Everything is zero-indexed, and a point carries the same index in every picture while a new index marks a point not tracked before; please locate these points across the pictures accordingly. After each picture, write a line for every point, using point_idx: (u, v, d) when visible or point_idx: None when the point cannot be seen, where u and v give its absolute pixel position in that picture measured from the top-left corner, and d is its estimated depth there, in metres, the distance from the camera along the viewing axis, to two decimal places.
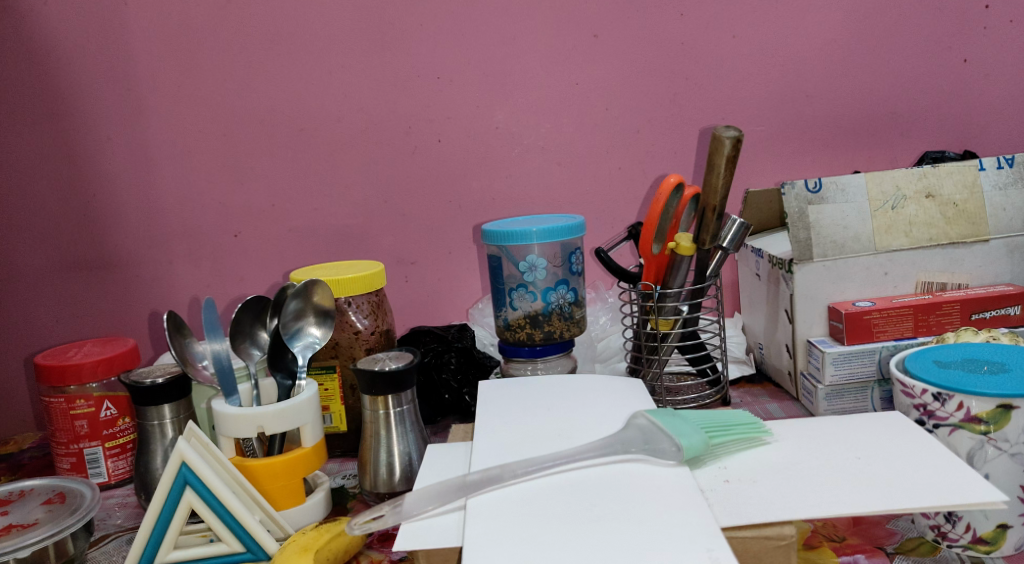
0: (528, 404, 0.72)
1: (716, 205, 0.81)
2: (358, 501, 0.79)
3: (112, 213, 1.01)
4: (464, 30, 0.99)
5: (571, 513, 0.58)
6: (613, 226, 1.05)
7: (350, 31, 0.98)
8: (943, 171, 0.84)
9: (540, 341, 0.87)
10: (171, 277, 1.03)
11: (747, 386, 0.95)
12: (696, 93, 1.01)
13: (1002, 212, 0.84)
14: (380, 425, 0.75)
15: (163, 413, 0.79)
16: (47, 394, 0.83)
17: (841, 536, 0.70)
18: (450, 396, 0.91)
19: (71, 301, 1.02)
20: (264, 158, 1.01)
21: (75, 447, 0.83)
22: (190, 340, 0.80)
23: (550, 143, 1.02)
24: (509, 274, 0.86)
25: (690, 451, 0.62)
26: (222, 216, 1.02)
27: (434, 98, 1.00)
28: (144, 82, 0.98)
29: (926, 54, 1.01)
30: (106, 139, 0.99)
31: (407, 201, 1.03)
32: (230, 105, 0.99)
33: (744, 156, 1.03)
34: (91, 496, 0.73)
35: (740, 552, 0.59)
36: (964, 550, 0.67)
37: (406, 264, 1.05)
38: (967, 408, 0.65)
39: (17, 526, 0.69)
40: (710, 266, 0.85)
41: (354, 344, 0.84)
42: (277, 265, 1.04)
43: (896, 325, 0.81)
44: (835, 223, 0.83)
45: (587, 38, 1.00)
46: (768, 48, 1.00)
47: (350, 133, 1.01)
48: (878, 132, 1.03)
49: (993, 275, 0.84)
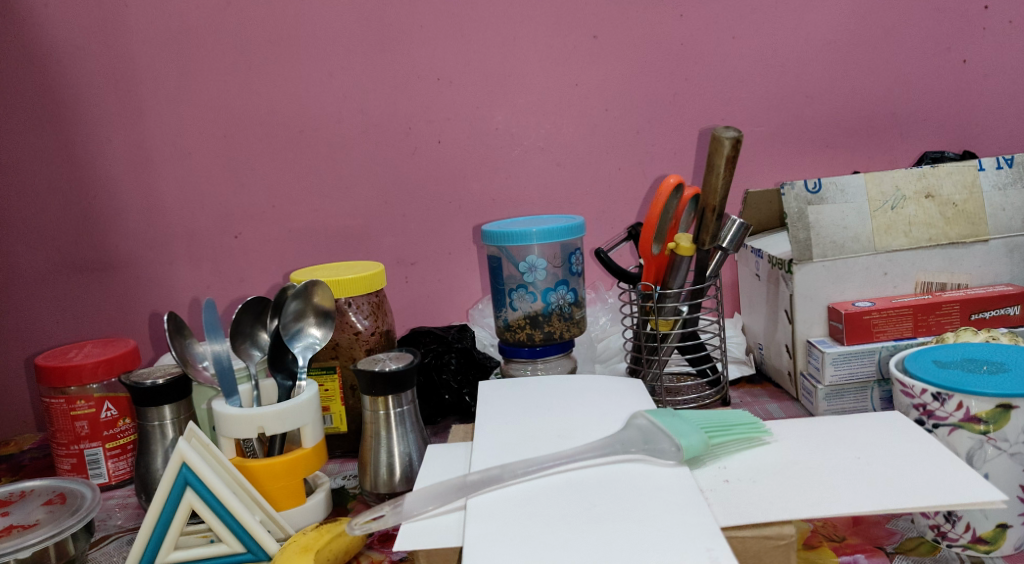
0: (529, 405, 0.72)
1: (716, 205, 0.81)
2: (358, 501, 0.79)
3: (113, 214, 1.01)
4: (464, 31, 0.99)
5: (571, 513, 0.58)
6: (613, 226, 1.05)
7: (350, 32, 0.98)
8: (942, 171, 0.84)
9: (540, 341, 0.87)
10: (171, 277, 1.03)
11: (747, 386, 0.95)
12: (696, 93, 1.01)
13: (1001, 212, 0.84)
14: (380, 425, 0.76)
15: (163, 414, 0.79)
16: (47, 395, 0.83)
17: (840, 536, 0.70)
18: (450, 397, 0.91)
19: (71, 302, 1.03)
20: (264, 159, 1.01)
21: (75, 448, 0.83)
22: (190, 340, 0.80)
23: (551, 143, 1.02)
24: (509, 274, 0.87)
25: (690, 451, 0.62)
26: (222, 216, 1.02)
27: (434, 99, 1.01)
28: (145, 84, 0.98)
29: (926, 54, 1.01)
30: (106, 141, 0.99)
31: (407, 203, 1.03)
32: (230, 106, 0.99)
33: (745, 155, 1.03)
34: (92, 497, 0.73)
35: (740, 551, 0.59)
36: (964, 550, 0.67)
37: (406, 264, 1.05)
38: (967, 407, 0.65)
39: (18, 526, 0.70)
40: (710, 266, 0.85)
41: (354, 344, 0.84)
42: (277, 265, 1.04)
43: (896, 325, 0.81)
44: (835, 223, 0.83)
45: (587, 39, 1.00)
46: (767, 49, 1.00)
47: (350, 134, 1.01)
48: (878, 133, 1.03)
49: (993, 275, 0.84)
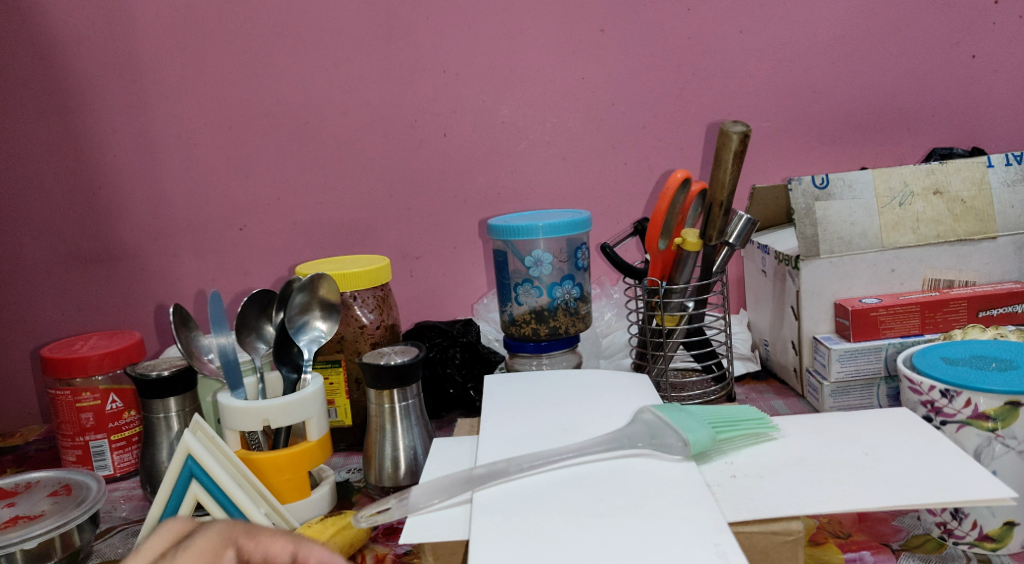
0: (537, 400, 0.72)
1: (722, 200, 0.81)
2: (363, 495, 0.79)
3: (118, 206, 1.01)
4: (469, 23, 0.99)
5: (577, 506, 0.58)
6: (619, 222, 1.05)
7: (356, 24, 0.98)
8: (951, 167, 0.84)
9: (546, 336, 0.87)
10: (175, 269, 1.03)
11: (752, 382, 0.95)
12: (703, 88, 1.01)
13: (1009, 208, 0.83)
14: (385, 419, 0.75)
15: (168, 406, 0.79)
16: (53, 386, 0.83)
17: (846, 532, 0.70)
18: (455, 391, 0.91)
19: (75, 294, 1.03)
20: (270, 152, 1.01)
21: (81, 439, 0.83)
22: (195, 333, 0.80)
23: (557, 138, 1.02)
24: (514, 269, 0.86)
25: (697, 446, 0.62)
26: (226, 209, 1.02)
27: (440, 93, 1.00)
28: (150, 75, 0.98)
29: (935, 49, 1.00)
30: (111, 133, 0.99)
31: (413, 196, 1.03)
32: (236, 99, 0.99)
33: (752, 150, 1.03)
34: (97, 488, 0.73)
35: (748, 547, 0.59)
36: (971, 547, 0.66)
37: (410, 259, 1.05)
38: (975, 404, 0.65)
39: (23, 517, 0.70)
40: (716, 262, 0.85)
41: (359, 338, 0.85)
42: (282, 258, 1.04)
43: (903, 321, 0.81)
44: (843, 219, 0.83)
45: (593, 32, 0.99)
46: (775, 43, 1.00)
47: (356, 126, 1.01)
48: (886, 129, 1.02)
49: (1001, 272, 0.84)
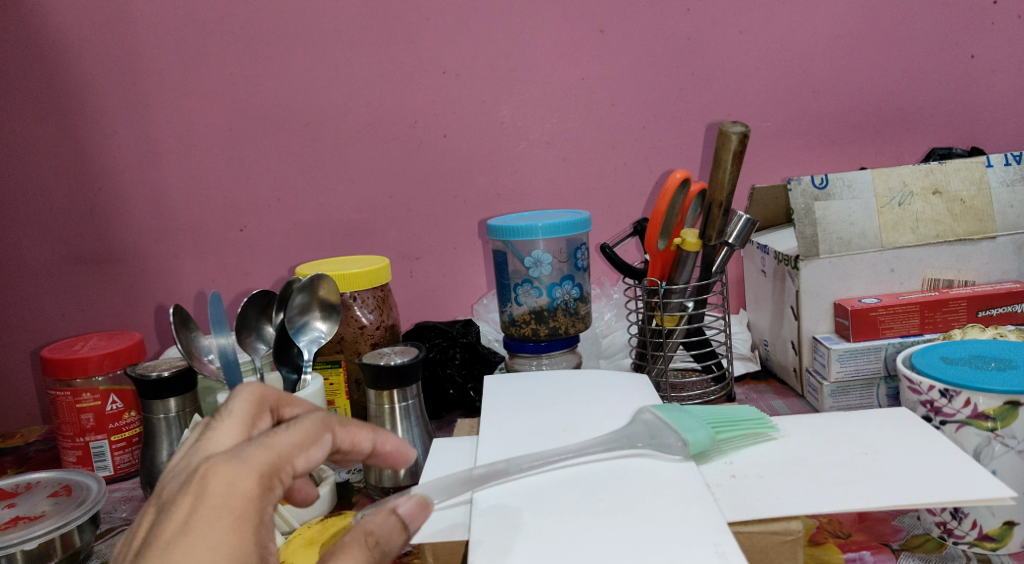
0: (537, 400, 0.72)
1: (722, 201, 0.81)
2: (363, 496, 0.79)
3: (118, 207, 1.01)
4: (469, 24, 0.99)
5: (576, 505, 0.58)
6: (619, 222, 1.05)
7: (356, 25, 0.98)
8: (950, 167, 0.84)
9: (546, 337, 0.87)
10: (175, 270, 1.03)
11: (752, 382, 0.96)
12: (703, 88, 1.01)
13: (1009, 208, 0.83)
14: (385, 419, 0.75)
15: (168, 407, 0.79)
16: (53, 388, 0.83)
17: (846, 532, 0.70)
18: (455, 392, 0.91)
19: (75, 295, 1.03)
20: (270, 153, 1.01)
21: (81, 440, 0.83)
22: (195, 334, 0.80)
23: (557, 138, 1.02)
24: (514, 270, 0.86)
25: (696, 446, 0.62)
26: (226, 209, 1.02)
27: (440, 93, 1.00)
28: (150, 76, 0.98)
29: (933, 49, 1.00)
30: (111, 134, 0.99)
31: (413, 197, 1.03)
32: (236, 99, 0.99)
33: (751, 150, 1.03)
34: (97, 489, 0.73)
35: (748, 547, 0.59)
36: (970, 547, 0.66)
37: (410, 259, 1.05)
38: (975, 404, 0.65)
39: (23, 518, 0.70)
40: (715, 262, 0.85)
41: (359, 339, 0.85)
42: (282, 258, 1.04)
43: (902, 321, 0.81)
44: (842, 219, 0.83)
45: (593, 33, 0.99)
46: (774, 43, 1.00)
47: (356, 127, 1.01)
48: (885, 129, 1.03)
49: (1001, 272, 0.84)
